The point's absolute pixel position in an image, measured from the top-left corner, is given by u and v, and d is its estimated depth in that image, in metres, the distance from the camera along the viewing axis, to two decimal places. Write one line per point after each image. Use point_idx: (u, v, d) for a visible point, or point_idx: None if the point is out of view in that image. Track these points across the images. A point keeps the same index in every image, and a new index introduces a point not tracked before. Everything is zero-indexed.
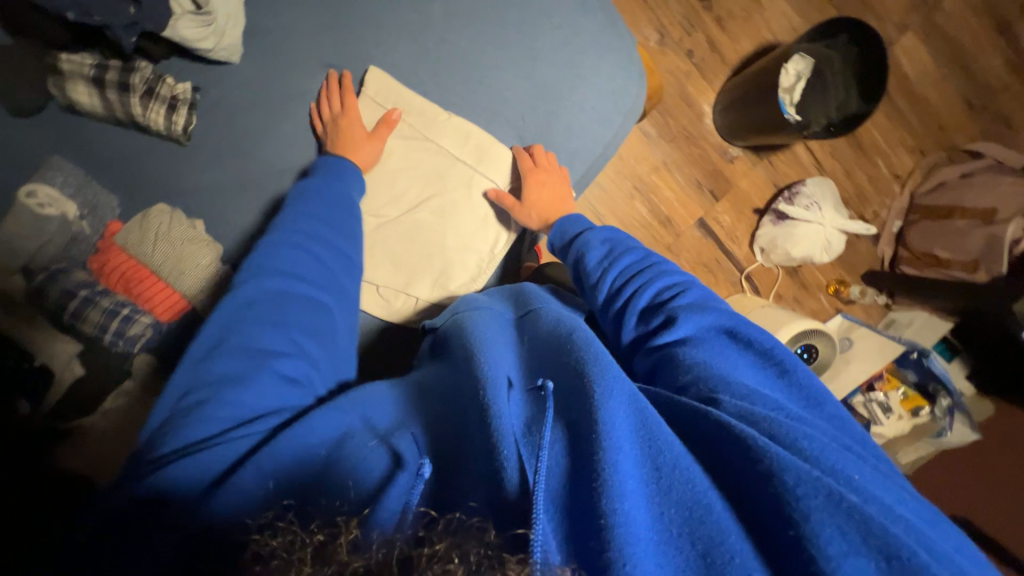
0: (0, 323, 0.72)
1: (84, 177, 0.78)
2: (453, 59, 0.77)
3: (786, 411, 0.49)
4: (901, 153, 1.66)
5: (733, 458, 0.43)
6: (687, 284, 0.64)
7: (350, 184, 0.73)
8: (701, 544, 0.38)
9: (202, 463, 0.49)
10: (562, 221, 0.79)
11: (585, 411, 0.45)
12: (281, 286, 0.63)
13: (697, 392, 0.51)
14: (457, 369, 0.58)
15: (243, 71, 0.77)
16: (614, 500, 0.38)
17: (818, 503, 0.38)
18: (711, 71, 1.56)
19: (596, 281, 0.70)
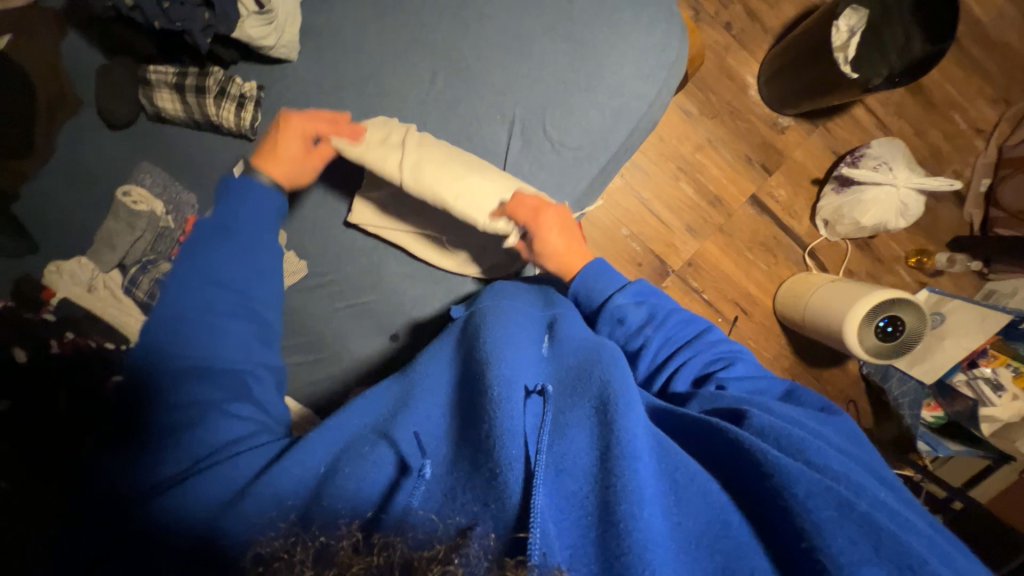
0: (105, 310, 0.81)
1: (168, 179, 0.87)
2: (492, 32, 0.79)
3: (811, 431, 0.53)
4: (981, 104, 1.51)
5: (749, 472, 0.46)
6: (733, 358, 0.67)
7: (257, 214, 0.71)
8: (721, 557, 0.41)
9: (199, 491, 0.54)
10: (584, 271, 0.75)
11: (605, 425, 0.48)
12: (194, 323, 0.64)
13: (726, 412, 0.55)
14: (466, 368, 0.60)
15: (302, 66, 0.83)
16: (634, 507, 0.40)
17: (828, 512, 0.41)
18: (752, 41, 1.51)
19: (638, 350, 0.69)
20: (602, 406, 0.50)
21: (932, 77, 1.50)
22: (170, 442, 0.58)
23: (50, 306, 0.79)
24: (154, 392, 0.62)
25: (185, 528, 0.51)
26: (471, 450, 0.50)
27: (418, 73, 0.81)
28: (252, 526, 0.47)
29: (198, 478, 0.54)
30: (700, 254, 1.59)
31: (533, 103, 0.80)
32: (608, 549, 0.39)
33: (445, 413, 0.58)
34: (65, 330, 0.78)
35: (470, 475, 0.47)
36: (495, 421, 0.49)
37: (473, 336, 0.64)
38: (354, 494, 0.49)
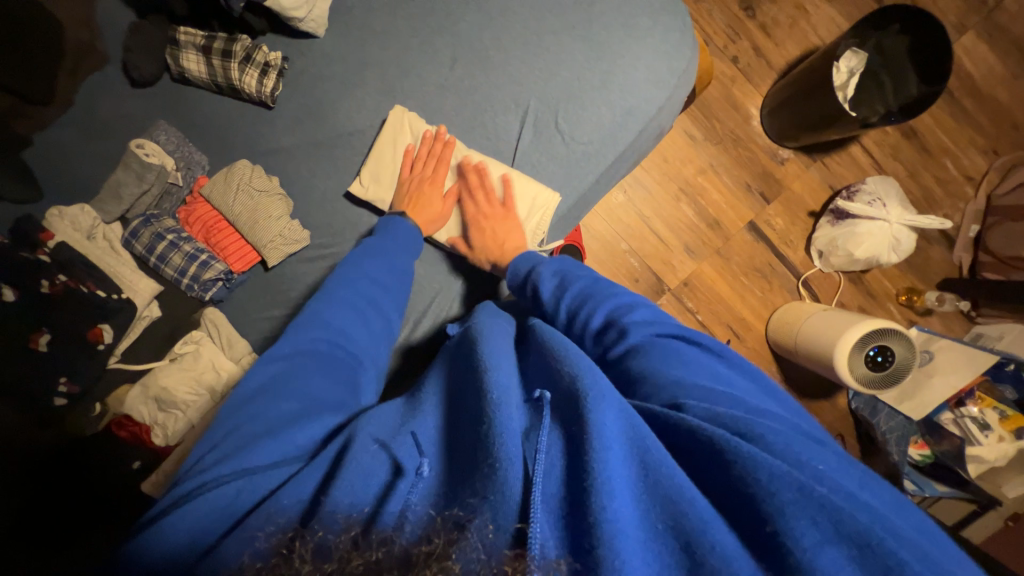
0: (107, 263, 0.81)
1: (183, 139, 0.87)
2: (513, 27, 0.83)
3: (745, 406, 0.49)
4: (971, 153, 1.57)
5: (705, 454, 0.43)
6: (636, 304, 0.65)
7: (406, 254, 0.79)
8: (683, 538, 0.39)
9: (202, 517, 0.44)
10: (517, 259, 0.81)
11: (580, 413, 0.45)
12: (312, 336, 0.63)
13: (661, 399, 0.51)
14: (461, 377, 0.57)
15: (328, 42, 0.86)
16: (603, 498, 0.39)
17: (790, 497, 0.37)
18: (757, 75, 1.58)
19: (551, 310, 0.71)
20: (575, 399, 0.47)
21: (926, 124, 1.57)
22: (208, 456, 0.50)
23: (45, 249, 0.78)
24: (237, 401, 0.56)
25: (169, 563, 0.42)
26: (466, 448, 0.47)
27: (439, 59, 0.84)
28: (242, 541, 0.40)
29: (203, 494, 0.46)
30: (696, 274, 1.62)
31: (548, 97, 0.83)
32: (582, 540, 0.38)
33: (437, 418, 0.55)
34: (59, 273, 0.76)
35: (466, 474, 0.44)
36: (490, 422, 0.46)
37: (468, 343, 0.62)
38: (350, 497, 0.44)
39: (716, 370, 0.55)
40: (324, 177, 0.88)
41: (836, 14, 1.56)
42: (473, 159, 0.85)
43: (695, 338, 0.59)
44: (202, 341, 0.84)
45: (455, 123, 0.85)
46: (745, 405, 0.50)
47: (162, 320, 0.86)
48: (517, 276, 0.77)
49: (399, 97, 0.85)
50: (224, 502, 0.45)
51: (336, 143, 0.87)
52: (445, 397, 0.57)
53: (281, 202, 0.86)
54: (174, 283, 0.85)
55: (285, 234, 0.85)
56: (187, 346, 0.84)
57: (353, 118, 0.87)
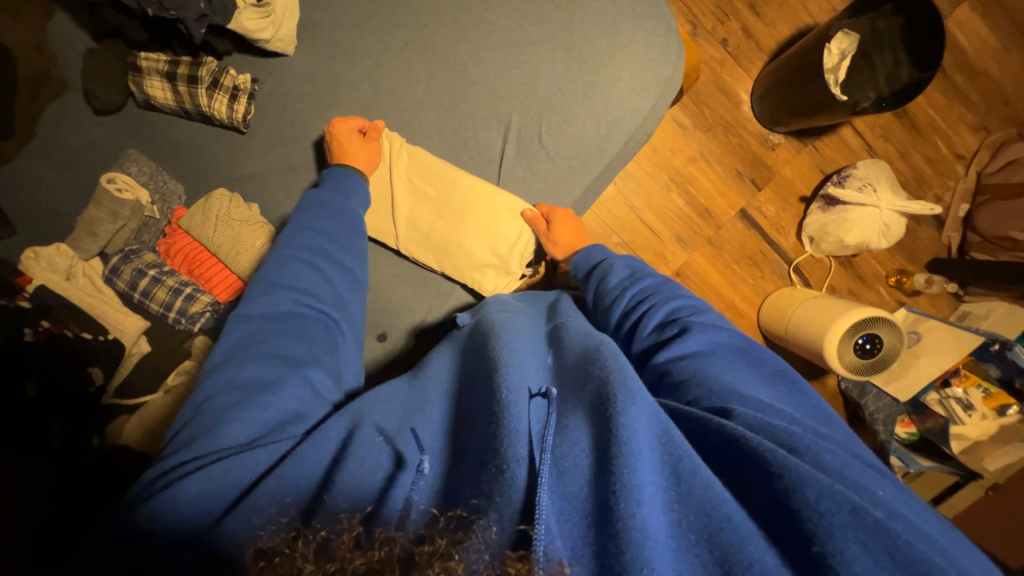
0: (92, 304, 0.80)
1: (156, 168, 0.84)
2: (491, 38, 0.80)
3: (804, 426, 0.48)
4: (963, 131, 1.55)
5: (743, 462, 0.43)
6: (704, 307, 0.64)
7: (355, 195, 0.75)
8: (719, 551, 0.37)
9: (197, 492, 0.46)
10: (586, 250, 0.82)
11: (604, 416, 0.44)
12: (282, 300, 0.63)
13: (709, 403, 0.50)
14: (471, 372, 0.58)
15: (298, 60, 0.82)
16: (632, 507, 0.37)
17: (841, 517, 0.37)
18: (747, 58, 1.54)
19: (613, 298, 0.72)
20: (599, 399, 0.46)
21: (918, 103, 1.54)
22: (194, 427, 0.52)
23: (25, 294, 0.77)
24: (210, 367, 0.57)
25: (175, 533, 0.44)
26: (473, 449, 0.47)
27: (415, 73, 0.81)
28: (248, 530, 0.43)
29: (192, 474, 0.47)
30: (688, 264, 1.61)
31: (530, 110, 0.81)
32: (607, 548, 0.37)
33: (444, 418, 0.55)
34: (42, 319, 0.76)
35: (469, 474, 0.44)
36: (501, 421, 0.46)
37: (483, 339, 0.62)
38: (350, 489, 0.46)
39: (745, 370, 0.55)
40: None
41: None
42: (458, 180, 0.82)
43: (737, 341, 0.59)
44: (193, 371, 0.82)
45: (436, 142, 0.83)
46: (797, 420, 0.49)
47: (151, 356, 0.83)
48: (586, 265, 0.80)
49: (376, 116, 0.82)
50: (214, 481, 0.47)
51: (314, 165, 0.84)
52: (453, 397, 0.57)
53: (262, 230, 0.83)
54: (160, 318, 0.84)
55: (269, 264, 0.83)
56: (179, 378, 0.81)
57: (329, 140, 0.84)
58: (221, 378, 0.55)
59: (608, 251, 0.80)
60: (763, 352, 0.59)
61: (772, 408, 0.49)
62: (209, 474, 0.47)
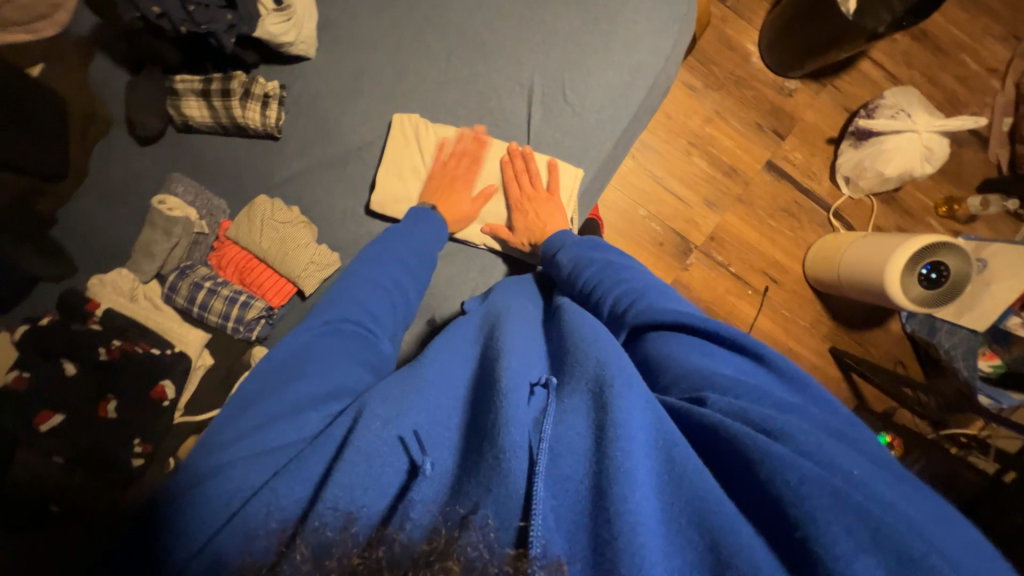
0: (159, 321, 0.83)
1: (199, 186, 0.87)
2: (502, 6, 0.81)
3: (795, 410, 0.40)
4: (990, 43, 1.49)
5: (722, 446, 0.38)
6: (644, 288, 0.57)
7: (438, 237, 0.78)
8: (710, 539, 0.33)
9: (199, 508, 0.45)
10: (551, 238, 0.77)
11: (599, 408, 0.42)
12: (329, 328, 0.61)
13: (684, 391, 0.45)
14: (481, 364, 0.55)
15: (320, 61, 0.85)
16: (624, 488, 0.35)
17: (824, 500, 0.31)
18: (748, 10, 1.52)
19: (568, 290, 0.68)
20: (598, 386, 0.44)
21: (936, 23, 1.49)
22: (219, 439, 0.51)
23: (95, 318, 0.80)
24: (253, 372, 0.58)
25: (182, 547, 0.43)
26: (473, 443, 0.46)
27: (433, 53, 0.83)
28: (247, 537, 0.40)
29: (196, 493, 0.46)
30: (721, 226, 1.57)
31: (551, 70, 0.81)
32: (599, 535, 0.34)
33: (457, 406, 0.51)
34: (112, 338, 0.79)
35: (471, 468, 0.43)
36: (500, 414, 0.44)
37: (487, 335, 0.60)
38: (352, 487, 0.43)
39: (719, 354, 0.47)
40: (340, 197, 0.87)
41: None
42: (488, 154, 0.84)
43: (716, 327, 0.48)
44: None
45: (461, 116, 0.83)
46: (783, 403, 0.41)
47: (216, 367, 0.87)
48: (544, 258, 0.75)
49: (399, 101, 0.84)
50: (229, 487, 0.46)
51: (347, 161, 0.86)
52: (460, 391, 0.53)
53: (305, 228, 0.85)
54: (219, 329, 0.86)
55: (316, 260, 0.85)
56: None
57: (357, 133, 0.86)
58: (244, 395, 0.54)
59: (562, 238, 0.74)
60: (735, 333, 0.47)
61: (746, 394, 0.41)
62: (234, 470, 0.47)
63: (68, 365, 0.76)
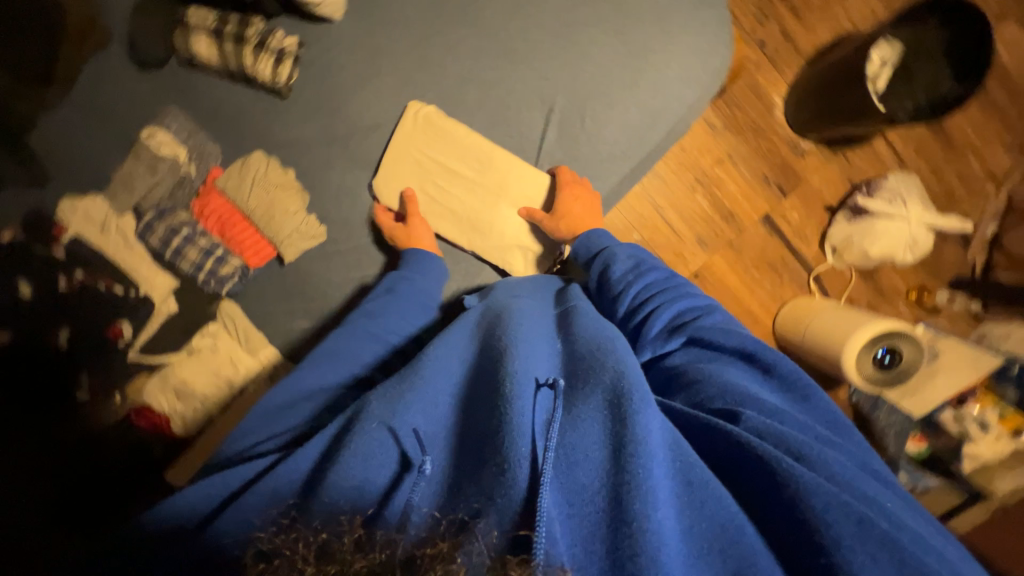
0: (128, 257, 0.81)
1: (194, 126, 0.84)
2: (541, 17, 0.79)
3: (817, 433, 0.46)
4: (997, 150, 1.53)
5: (750, 471, 0.42)
6: (711, 308, 0.60)
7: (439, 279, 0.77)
8: (732, 560, 0.37)
9: (202, 496, 0.49)
10: (587, 235, 0.76)
11: (615, 418, 0.42)
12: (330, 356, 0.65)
13: (722, 405, 0.48)
14: (481, 361, 0.54)
15: (345, 27, 0.81)
16: (644, 505, 0.36)
17: (848, 528, 0.36)
18: (784, 61, 1.51)
19: (618, 291, 0.66)
20: (615, 398, 0.44)
21: (953, 119, 1.53)
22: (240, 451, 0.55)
23: (60, 242, 0.79)
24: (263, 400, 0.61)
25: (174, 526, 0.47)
26: (472, 444, 0.45)
27: (461, 47, 0.80)
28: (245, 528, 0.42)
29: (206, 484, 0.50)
30: (706, 267, 1.59)
31: (576, 94, 0.80)
32: (619, 548, 0.36)
33: (452, 402, 0.51)
34: (76, 268, 0.79)
35: (471, 470, 0.42)
36: (506, 423, 0.43)
37: (488, 331, 0.59)
38: (356, 480, 0.43)
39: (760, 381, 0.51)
40: (338, 171, 0.85)
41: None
42: (496, 160, 0.82)
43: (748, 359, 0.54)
44: (222, 335, 0.84)
45: (476, 118, 0.82)
46: (810, 428, 0.46)
47: (178, 316, 0.85)
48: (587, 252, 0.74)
49: (418, 88, 0.82)
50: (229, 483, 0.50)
51: (352, 135, 0.84)
52: (458, 390, 0.53)
53: (298, 195, 0.84)
54: (189, 278, 0.84)
55: (302, 230, 0.84)
56: (206, 339, 0.84)
57: (367, 110, 0.83)
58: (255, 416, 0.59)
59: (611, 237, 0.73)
60: (777, 359, 0.51)
61: (782, 415, 0.46)
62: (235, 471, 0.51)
63: (24, 286, 0.77)
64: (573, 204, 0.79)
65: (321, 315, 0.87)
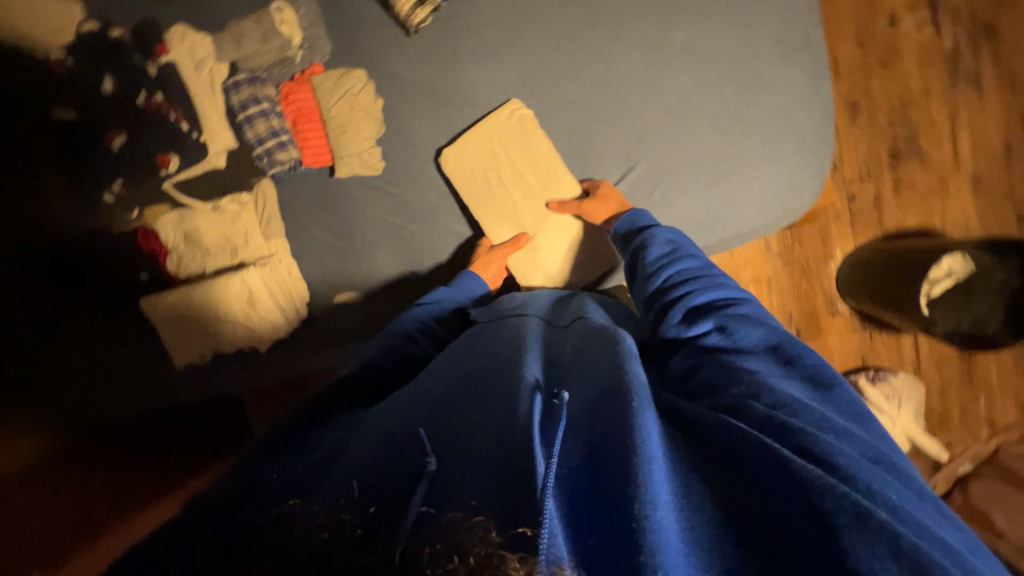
0: (204, 100, 0.85)
1: (318, 19, 0.87)
2: (665, 81, 0.80)
3: (835, 428, 0.46)
4: (1007, 403, 1.54)
5: (760, 470, 0.40)
6: (743, 300, 0.64)
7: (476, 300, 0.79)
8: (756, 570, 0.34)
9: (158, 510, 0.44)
10: (633, 218, 0.79)
11: (617, 409, 0.43)
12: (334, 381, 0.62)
13: (731, 404, 0.49)
14: (479, 376, 0.55)
15: (492, 3, 0.84)
16: (647, 493, 0.35)
17: (858, 539, 0.34)
18: (863, 223, 1.51)
19: (653, 274, 0.70)
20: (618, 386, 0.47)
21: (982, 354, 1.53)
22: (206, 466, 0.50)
23: (155, 61, 0.82)
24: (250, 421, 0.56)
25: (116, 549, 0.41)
26: (463, 439, 0.45)
27: (582, 72, 0.82)
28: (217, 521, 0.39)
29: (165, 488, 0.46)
30: None
31: (658, 166, 0.82)
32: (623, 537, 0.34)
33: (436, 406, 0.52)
34: (156, 89, 0.83)
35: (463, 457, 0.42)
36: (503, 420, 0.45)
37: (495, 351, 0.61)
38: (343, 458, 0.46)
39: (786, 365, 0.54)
40: (420, 122, 0.88)
41: (972, 209, 1.46)
42: (558, 185, 0.85)
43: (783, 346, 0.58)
44: (249, 207, 0.91)
45: (561, 140, 0.85)
46: (826, 425, 0.46)
47: (222, 173, 0.90)
48: (628, 232, 0.77)
49: (526, 88, 0.84)
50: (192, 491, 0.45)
51: (448, 97, 0.87)
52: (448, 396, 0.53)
53: (375, 125, 0.87)
54: (247, 145, 0.88)
55: (366, 157, 0.88)
56: (234, 204, 0.90)
57: (472, 83, 0.86)
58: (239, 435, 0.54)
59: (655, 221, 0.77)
60: (802, 353, 0.55)
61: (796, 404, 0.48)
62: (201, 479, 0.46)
63: (106, 81, 0.81)
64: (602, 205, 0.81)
65: (346, 235, 0.93)
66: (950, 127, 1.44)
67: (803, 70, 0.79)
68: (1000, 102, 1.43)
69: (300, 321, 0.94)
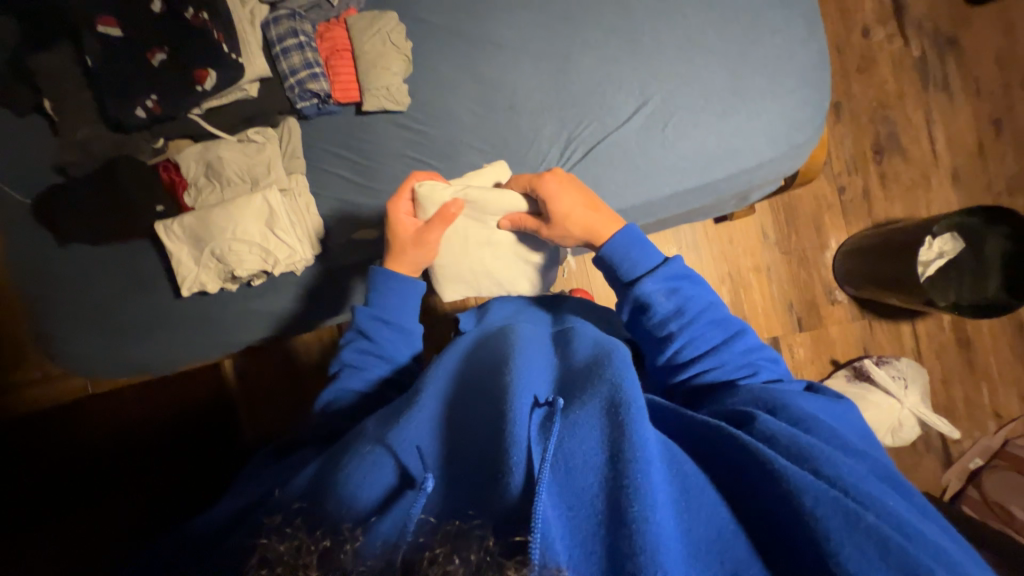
0: (245, 32, 0.91)
1: None
2: (676, 27, 0.88)
3: (840, 443, 0.56)
4: (1009, 394, 1.54)
5: (762, 483, 0.50)
6: (757, 362, 0.70)
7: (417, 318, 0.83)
8: (730, 565, 0.45)
9: (222, 515, 0.61)
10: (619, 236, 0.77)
11: (617, 428, 0.51)
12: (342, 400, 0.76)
13: (737, 417, 0.59)
14: (485, 384, 0.63)
15: None
16: (647, 510, 0.44)
17: (835, 519, 0.45)
18: (854, 215, 1.58)
19: (662, 336, 0.73)
20: (613, 407, 0.54)
21: (981, 344, 1.56)
22: (240, 493, 0.66)
23: None
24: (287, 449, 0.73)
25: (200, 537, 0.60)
26: (473, 454, 0.53)
27: (599, 21, 0.90)
28: (250, 529, 0.52)
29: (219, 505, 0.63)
30: None
31: (671, 102, 0.88)
32: (618, 547, 0.43)
33: (438, 419, 0.60)
34: (204, 10, 0.87)
35: (471, 481, 0.51)
36: (510, 432, 0.52)
37: (505, 350, 0.68)
38: (353, 498, 0.52)
39: (806, 393, 0.64)
40: (447, 63, 0.94)
41: (955, 201, 1.55)
42: (577, 116, 0.91)
43: (798, 387, 0.69)
44: (270, 142, 0.94)
45: (580, 79, 0.90)
46: (833, 436, 0.57)
47: (251, 101, 0.95)
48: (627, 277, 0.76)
49: (547, 34, 0.92)
50: (235, 507, 0.62)
51: (475, 41, 0.93)
52: (452, 402, 0.63)
53: (403, 61, 0.92)
54: (282, 77, 0.93)
55: (391, 91, 0.92)
56: (258, 137, 0.94)
57: (497, 30, 0.93)
58: (273, 467, 0.69)
59: (653, 262, 0.75)
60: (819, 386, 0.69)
61: (808, 422, 0.58)
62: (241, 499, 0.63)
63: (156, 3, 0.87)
64: (568, 202, 0.80)
65: (369, 171, 0.97)
66: (926, 126, 1.56)
67: (800, 17, 0.88)
68: (969, 105, 1.56)
69: (315, 251, 0.96)
